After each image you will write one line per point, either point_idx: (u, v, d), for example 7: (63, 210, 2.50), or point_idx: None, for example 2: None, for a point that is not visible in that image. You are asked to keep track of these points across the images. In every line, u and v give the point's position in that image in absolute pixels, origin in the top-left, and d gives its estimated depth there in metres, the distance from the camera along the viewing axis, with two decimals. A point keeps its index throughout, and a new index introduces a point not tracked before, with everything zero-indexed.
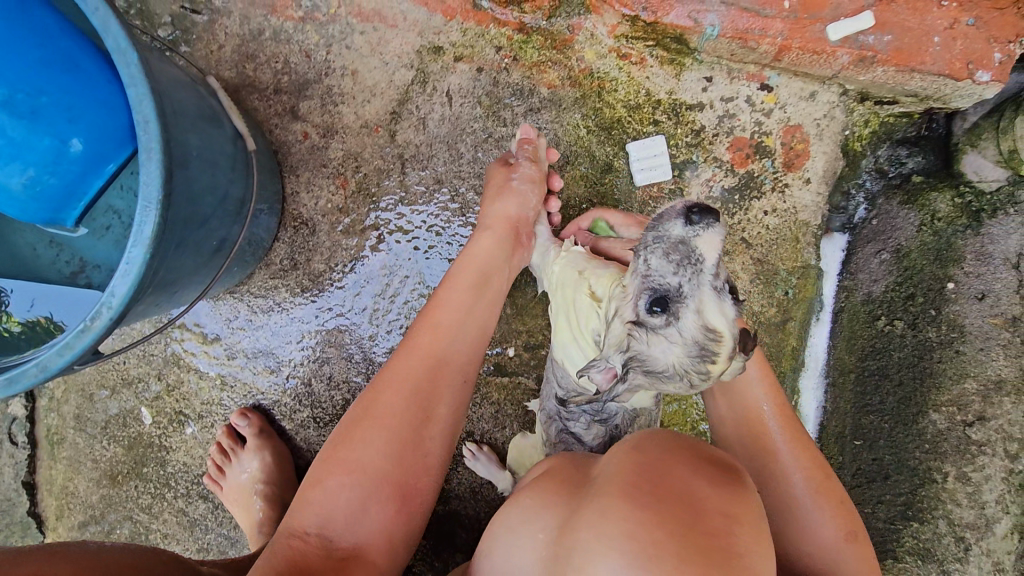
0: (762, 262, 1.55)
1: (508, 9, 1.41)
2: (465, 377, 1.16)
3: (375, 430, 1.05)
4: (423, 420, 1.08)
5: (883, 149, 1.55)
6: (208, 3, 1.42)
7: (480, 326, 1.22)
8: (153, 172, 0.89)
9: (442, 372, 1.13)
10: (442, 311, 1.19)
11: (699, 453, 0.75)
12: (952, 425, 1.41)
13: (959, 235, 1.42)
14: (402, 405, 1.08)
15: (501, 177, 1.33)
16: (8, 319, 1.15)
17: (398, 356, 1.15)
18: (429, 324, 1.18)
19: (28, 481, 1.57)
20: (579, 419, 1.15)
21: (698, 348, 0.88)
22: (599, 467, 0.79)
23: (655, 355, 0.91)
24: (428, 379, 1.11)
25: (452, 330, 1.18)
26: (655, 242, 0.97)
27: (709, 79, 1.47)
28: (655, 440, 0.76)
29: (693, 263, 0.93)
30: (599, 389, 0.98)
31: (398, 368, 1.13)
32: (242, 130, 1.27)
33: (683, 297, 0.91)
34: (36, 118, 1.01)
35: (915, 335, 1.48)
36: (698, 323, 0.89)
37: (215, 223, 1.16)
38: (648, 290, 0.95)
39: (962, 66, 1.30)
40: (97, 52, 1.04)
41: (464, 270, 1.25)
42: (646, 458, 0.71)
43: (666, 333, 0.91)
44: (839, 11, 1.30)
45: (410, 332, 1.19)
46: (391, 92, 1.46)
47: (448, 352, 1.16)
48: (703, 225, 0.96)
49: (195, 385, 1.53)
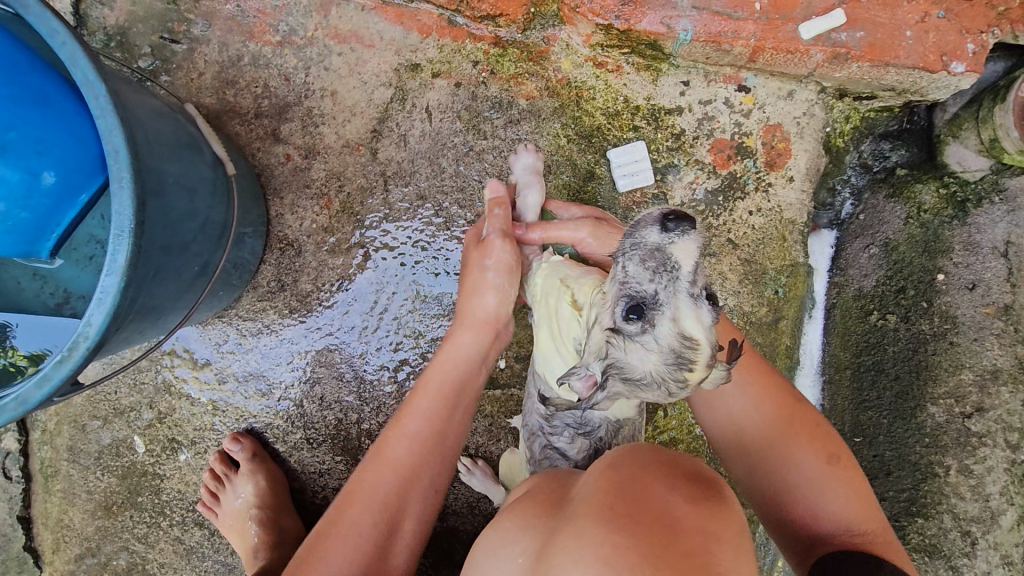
0: (749, 262, 1.54)
1: (483, 24, 1.43)
2: (437, 492, 1.11)
3: (337, 554, 0.99)
4: (388, 543, 1.03)
5: (867, 144, 1.55)
6: (187, 32, 1.44)
7: (457, 435, 1.16)
8: (125, 202, 0.89)
9: (414, 490, 1.07)
10: (415, 419, 1.12)
11: (677, 469, 0.73)
12: (951, 418, 1.42)
13: (946, 226, 1.44)
14: (368, 528, 1.01)
15: (476, 265, 1.20)
16: (12, 352, 1.15)
17: (370, 470, 1.08)
18: (401, 435, 1.10)
19: (23, 516, 1.57)
20: (564, 433, 1.14)
21: (674, 356, 0.87)
22: (578, 492, 0.78)
23: (632, 364, 0.90)
24: (397, 497, 1.05)
25: (428, 443, 1.10)
26: (632, 249, 0.96)
27: (686, 83, 1.48)
28: (634, 460, 0.76)
29: (669, 270, 0.90)
30: (579, 397, 0.97)
31: (368, 484, 1.06)
32: (221, 155, 1.28)
33: (659, 305, 0.89)
34: (7, 153, 1.01)
35: (908, 329, 1.47)
36: (673, 330, 0.87)
37: (197, 249, 1.17)
38: (625, 297, 0.93)
39: (937, 58, 1.31)
40: (69, 85, 1.05)
41: (439, 371, 1.17)
42: (623, 482, 0.70)
43: (642, 341, 0.89)
44: (810, 10, 1.32)
45: (381, 441, 1.11)
46: (370, 111, 1.47)
47: (422, 467, 1.09)
48: (679, 232, 0.94)
49: (187, 412, 1.53)
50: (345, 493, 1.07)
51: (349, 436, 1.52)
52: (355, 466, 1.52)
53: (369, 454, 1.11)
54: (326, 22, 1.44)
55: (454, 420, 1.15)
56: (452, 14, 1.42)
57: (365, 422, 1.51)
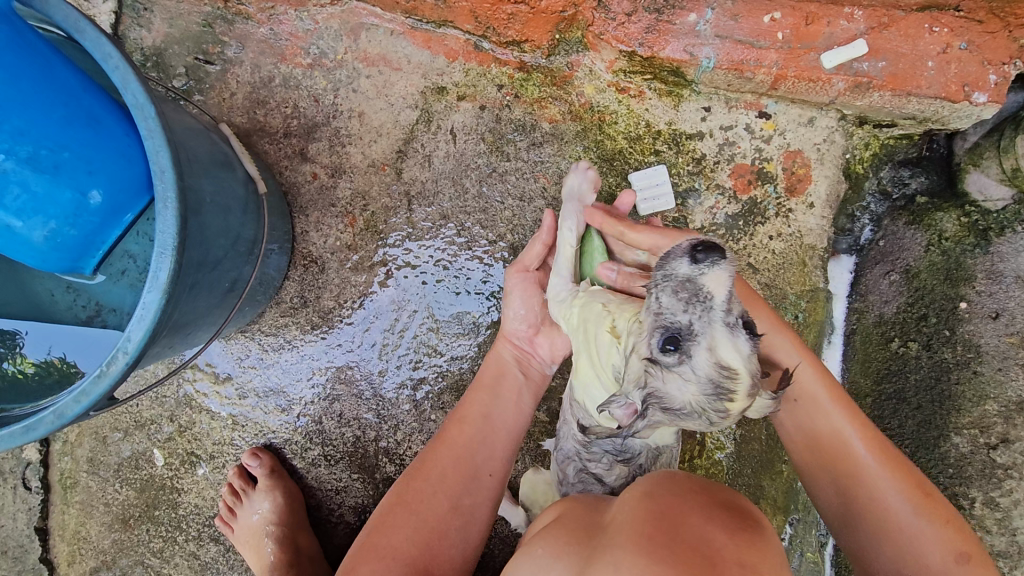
0: (770, 287, 1.54)
1: (508, 49, 1.46)
2: (490, 471, 1.22)
3: (404, 515, 1.12)
4: (450, 509, 1.14)
5: (885, 171, 1.56)
6: (220, 54, 1.48)
7: (511, 422, 1.29)
8: (170, 221, 0.92)
9: (467, 463, 1.20)
10: (467, 408, 1.28)
11: (713, 499, 0.74)
12: (976, 449, 1.39)
13: (968, 254, 1.41)
14: (432, 493, 1.15)
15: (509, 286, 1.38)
16: (21, 360, 1.20)
17: (430, 449, 1.24)
18: (456, 420, 1.27)
19: (41, 527, 1.57)
20: (601, 460, 1.14)
21: (713, 386, 0.88)
22: (610, 519, 0.78)
23: (672, 394, 0.91)
24: (456, 470, 1.18)
25: (476, 424, 1.25)
26: (664, 281, 0.96)
27: (708, 109, 1.50)
28: (669, 489, 0.76)
29: (703, 300, 0.91)
30: (620, 425, 0.94)
31: (431, 461, 1.21)
32: (253, 173, 1.31)
33: (695, 335, 0.91)
34: (58, 173, 1.00)
35: (930, 356, 1.45)
36: (711, 361, 0.88)
37: (228, 264, 1.19)
38: (661, 328, 0.94)
39: (959, 88, 1.32)
40: (115, 107, 1.07)
41: (484, 374, 1.33)
42: (659, 511, 0.70)
43: (680, 371, 0.90)
44: (832, 40, 1.33)
45: (442, 429, 1.27)
46: (397, 132, 1.50)
47: (475, 445, 1.22)
48: (709, 262, 0.93)
49: (207, 426, 1.53)
50: (410, 470, 1.22)
51: (367, 454, 1.52)
52: (372, 485, 1.52)
53: (431, 440, 1.26)
54: (355, 45, 1.48)
55: (503, 408, 1.29)
56: (478, 39, 1.45)
57: (383, 439, 1.52)
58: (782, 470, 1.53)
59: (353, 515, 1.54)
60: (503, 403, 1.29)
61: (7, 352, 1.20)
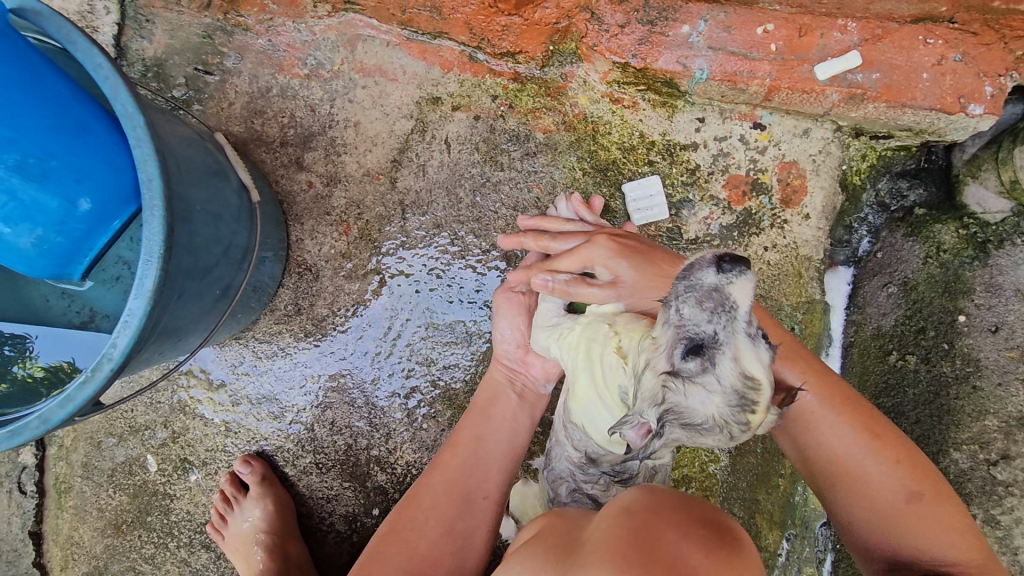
0: (765, 298, 1.54)
1: (502, 60, 1.46)
2: (485, 494, 1.25)
3: (398, 545, 1.15)
4: (443, 536, 1.17)
5: (883, 182, 1.54)
6: (219, 64, 1.51)
7: (504, 444, 1.31)
8: (156, 228, 0.93)
9: (460, 487, 1.23)
10: (459, 432, 1.32)
11: (693, 514, 0.73)
12: (976, 465, 1.36)
13: (967, 267, 1.40)
14: (425, 520, 1.19)
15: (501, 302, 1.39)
16: (31, 365, 1.22)
17: (423, 476, 1.28)
18: (449, 446, 1.30)
19: (35, 531, 1.58)
20: (597, 481, 1.13)
21: (738, 398, 0.85)
22: (588, 536, 0.77)
23: (693, 407, 0.87)
24: (448, 496, 1.22)
25: (469, 449, 1.28)
26: (689, 291, 0.96)
27: (702, 119, 1.50)
28: (649, 506, 0.75)
29: (728, 309, 0.91)
30: (632, 446, 0.92)
31: (425, 489, 1.24)
32: (246, 181, 1.32)
33: (719, 344, 0.89)
34: (46, 180, 1.02)
35: (929, 371, 1.42)
36: (736, 370, 0.86)
37: (220, 272, 1.20)
38: (684, 339, 0.92)
39: (954, 100, 1.31)
40: (104, 115, 1.08)
41: (477, 399, 1.36)
42: (636, 531, 0.69)
43: (704, 383, 0.87)
44: (826, 52, 1.32)
45: (437, 457, 1.31)
46: (392, 141, 1.51)
47: (467, 470, 1.25)
48: (735, 272, 0.94)
49: (200, 432, 1.54)
50: (404, 498, 1.25)
51: (358, 463, 1.52)
52: (363, 493, 1.52)
53: (427, 468, 1.30)
54: (351, 56, 1.49)
55: (494, 431, 1.31)
56: (473, 50, 1.45)
57: (374, 448, 1.52)
58: (779, 484, 1.51)
59: (343, 524, 1.54)
60: (495, 425, 1.31)
61: (16, 355, 1.22)
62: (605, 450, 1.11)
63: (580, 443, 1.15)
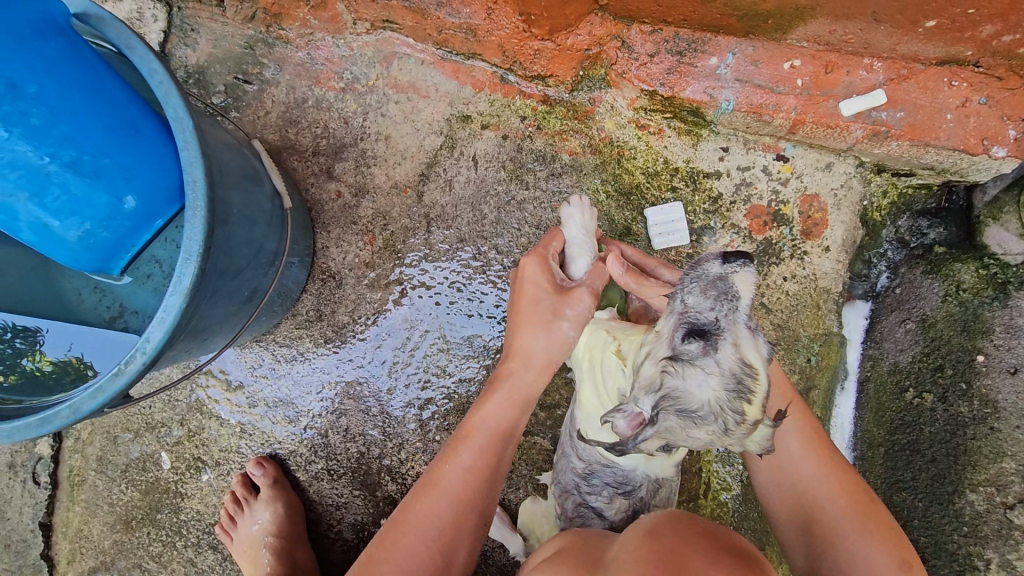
0: (782, 327, 1.55)
1: (533, 83, 1.51)
2: (486, 521, 1.17)
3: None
4: (443, 567, 1.09)
5: (903, 220, 1.54)
6: (259, 74, 1.55)
7: (507, 465, 1.21)
8: (197, 228, 0.96)
9: (466, 518, 1.14)
10: (466, 449, 1.17)
11: (721, 545, 0.73)
12: (992, 507, 1.32)
13: (985, 307, 1.37)
14: (424, 552, 1.09)
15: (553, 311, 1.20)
16: (39, 358, 1.23)
17: (425, 497, 1.14)
18: (458, 465, 1.16)
19: (45, 523, 1.59)
20: (601, 492, 1.14)
21: (735, 381, 0.88)
22: (614, 558, 0.79)
23: (690, 391, 0.89)
24: (452, 526, 1.12)
25: (483, 475, 1.16)
26: (693, 281, 1.00)
27: (726, 149, 1.52)
28: (677, 532, 0.77)
29: (730, 298, 0.95)
30: (623, 437, 0.95)
31: (425, 513, 1.12)
32: (280, 188, 1.36)
33: (720, 330, 0.93)
34: (97, 177, 1.06)
35: (946, 410, 1.40)
36: (735, 356, 0.89)
37: (250, 274, 1.23)
38: (685, 324, 0.96)
39: (977, 141, 1.33)
40: (154, 117, 1.12)
41: (490, 408, 1.20)
42: (663, 556, 0.70)
43: (701, 365, 0.90)
44: (851, 89, 1.35)
45: (437, 471, 1.16)
46: (420, 156, 1.55)
47: (473, 499, 1.14)
48: (739, 264, 0.99)
49: (215, 432, 1.56)
50: (396, 518, 1.13)
51: (369, 471, 1.52)
52: (372, 502, 1.52)
53: (424, 483, 1.16)
54: (386, 72, 1.54)
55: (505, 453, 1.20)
56: (504, 72, 1.50)
57: (386, 457, 1.52)
58: None
59: (351, 532, 1.54)
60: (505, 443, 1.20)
61: (26, 348, 1.23)
62: (609, 469, 1.12)
63: (584, 454, 1.16)
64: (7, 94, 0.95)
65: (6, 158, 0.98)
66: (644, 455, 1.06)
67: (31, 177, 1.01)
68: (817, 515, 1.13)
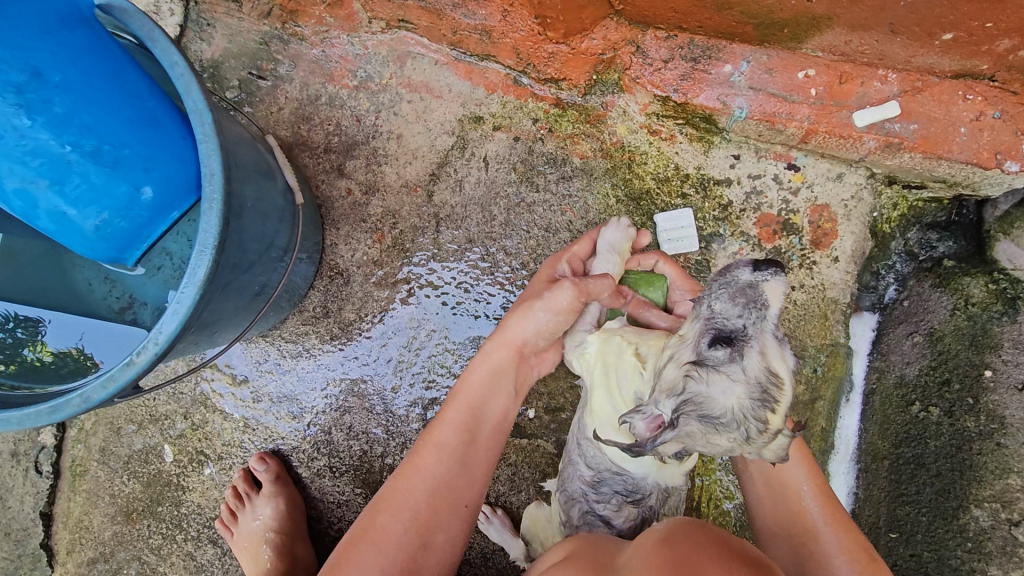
0: (789, 337, 1.54)
1: (546, 85, 1.51)
2: (467, 502, 1.11)
3: (369, 555, 1.03)
4: (420, 548, 1.05)
5: (913, 233, 1.53)
6: (273, 70, 1.56)
7: (489, 444, 1.17)
8: (213, 222, 0.96)
9: (445, 498, 1.09)
10: (444, 426, 1.15)
11: (734, 553, 0.74)
12: (997, 523, 1.31)
13: (994, 322, 1.36)
14: (400, 532, 1.05)
15: (535, 296, 1.23)
16: (41, 348, 1.23)
17: (403, 477, 1.12)
18: (432, 443, 1.13)
19: (46, 512, 1.59)
20: (609, 500, 1.14)
21: (760, 390, 0.88)
22: (625, 563, 0.79)
23: (714, 397, 0.90)
24: (428, 504, 1.08)
25: (460, 452, 1.13)
26: (722, 287, 0.99)
27: (737, 156, 1.52)
28: (690, 539, 0.77)
29: (759, 307, 0.94)
30: (640, 439, 0.96)
31: (401, 491, 1.09)
32: (291, 184, 1.36)
33: (748, 338, 0.92)
34: (117, 168, 1.08)
35: (952, 424, 1.39)
36: (763, 364, 0.89)
37: (260, 269, 1.23)
38: (712, 330, 0.95)
39: (990, 155, 1.32)
40: (175, 110, 1.13)
41: (468, 386, 1.19)
42: (678, 560, 0.71)
43: (728, 371, 0.90)
44: (865, 100, 1.35)
45: (414, 450, 1.15)
46: (432, 156, 1.55)
47: (451, 474, 1.11)
48: (769, 273, 0.98)
49: (219, 426, 1.55)
50: (376, 499, 1.12)
51: (371, 469, 1.52)
52: None
53: (402, 464, 1.14)
54: (400, 71, 1.54)
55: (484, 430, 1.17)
56: (518, 74, 1.50)
57: (389, 456, 1.52)
58: None
59: None
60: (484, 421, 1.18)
61: (27, 338, 1.23)
62: (618, 477, 1.11)
63: (592, 461, 1.16)
64: (32, 82, 0.96)
65: (29, 146, 0.99)
66: (657, 462, 1.07)
67: (53, 165, 1.02)
68: (811, 533, 1.15)
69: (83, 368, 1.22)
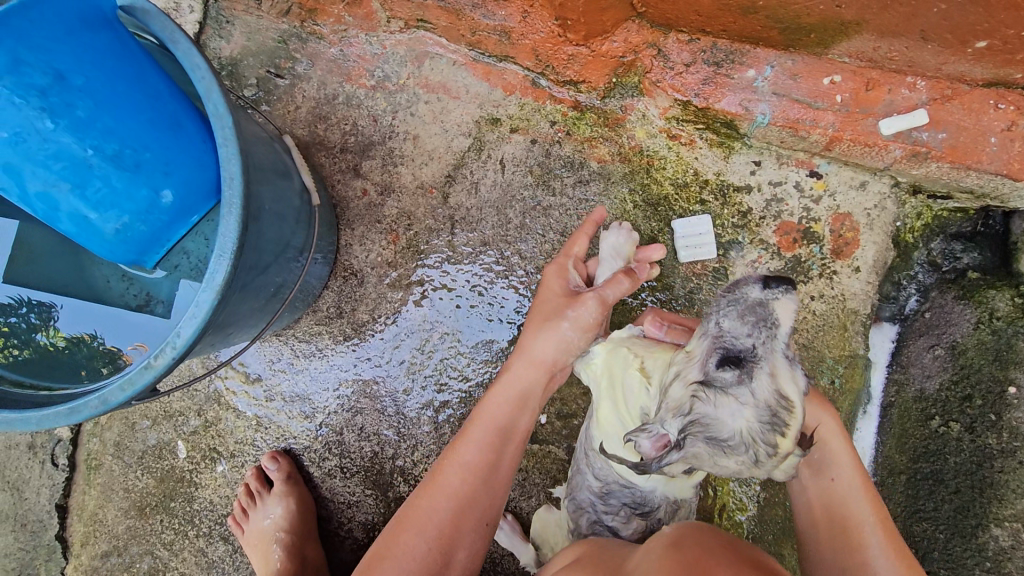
0: (807, 347, 1.51)
1: (565, 88, 1.49)
2: (487, 520, 1.14)
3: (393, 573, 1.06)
4: (442, 566, 1.08)
5: (936, 243, 1.49)
6: (291, 69, 1.56)
7: (510, 462, 1.19)
8: (231, 225, 0.96)
9: (467, 516, 1.12)
10: (466, 445, 1.17)
11: (739, 556, 0.76)
12: (1018, 544, 1.30)
13: (1020, 337, 1.32)
14: (423, 551, 1.08)
15: (558, 312, 1.26)
16: (54, 334, 1.24)
17: (426, 494, 1.15)
18: (456, 461, 1.16)
19: (62, 504, 1.61)
20: (619, 512, 1.13)
21: (770, 414, 0.87)
22: (632, 564, 0.81)
23: (722, 419, 0.88)
24: (451, 523, 1.10)
25: (482, 472, 1.15)
26: (731, 305, 1.00)
27: (758, 163, 1.49)
28: (697, 542, 0.79)
29: (769, 326, 0.95)
30: (645, 457, 0.94)
31: (425, 509, 1.12)
32: (308, 184, 1.36)
33: (758, 359, 0.91)
34: (138, 171, 1.08)
35: (972, 440, 1.36)
36: (772, 387, 0.88)
37: (275, 271, 1.23)
38: (720, 349, 0.94)
39: (1021, 167, 1.29)
40: (195, 112, 1.13)
41: (492, 404, 1.21)
42: (686, 560, 0.73)
43: (736, 394, 0.88)
44: (892, 107, 1.32)
45: (438, 468, 1.18)
46: (448, 157, 1.54)
47: (473, 493, 1.13)
48: (780, 290, 0.99)
49: (231, 423, 1.56)
50: (400, 514, 1.15)
51: (382, 471, 1.52)
52: (383, 503, 1.52)
53: (425, 480, 1.17)
54: (417, 71, 1.53)
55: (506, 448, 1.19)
56: (536, 75, 1.48)
57: (400, 458, 1.52)
58: None
59: (361, 531, 1.54)
60: (507, 440, 1.19)
61: (40, 324, 1.24)
62: (628, 490, 1.10)
63: (602, 473, 1.14)
64: (55, 86, 0.97)
65: (51, 149, 1.00)
66: (666, 477, 1.05)
67: (74, 168, 1.03)
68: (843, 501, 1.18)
69: (93, 355, 1.23)
